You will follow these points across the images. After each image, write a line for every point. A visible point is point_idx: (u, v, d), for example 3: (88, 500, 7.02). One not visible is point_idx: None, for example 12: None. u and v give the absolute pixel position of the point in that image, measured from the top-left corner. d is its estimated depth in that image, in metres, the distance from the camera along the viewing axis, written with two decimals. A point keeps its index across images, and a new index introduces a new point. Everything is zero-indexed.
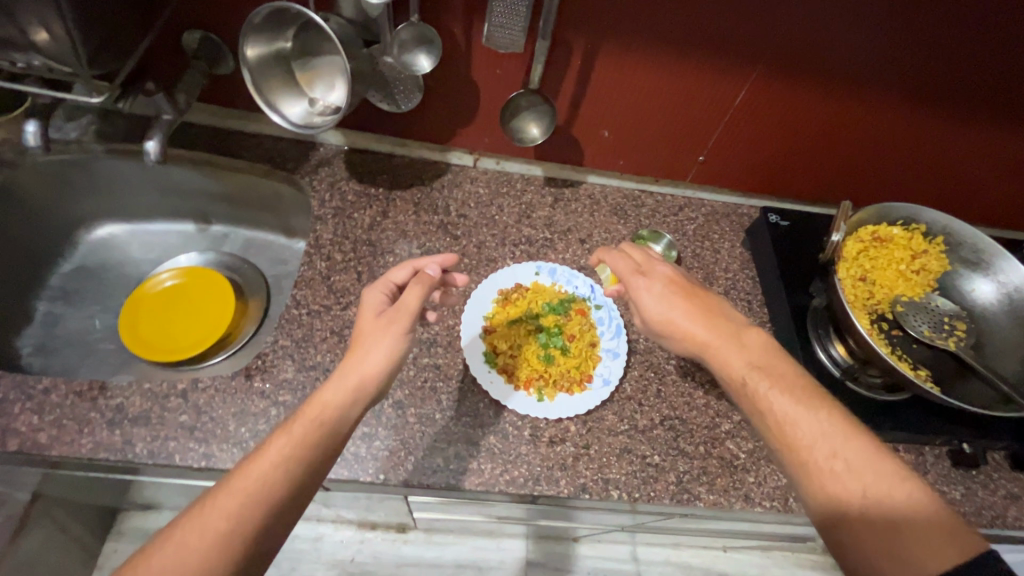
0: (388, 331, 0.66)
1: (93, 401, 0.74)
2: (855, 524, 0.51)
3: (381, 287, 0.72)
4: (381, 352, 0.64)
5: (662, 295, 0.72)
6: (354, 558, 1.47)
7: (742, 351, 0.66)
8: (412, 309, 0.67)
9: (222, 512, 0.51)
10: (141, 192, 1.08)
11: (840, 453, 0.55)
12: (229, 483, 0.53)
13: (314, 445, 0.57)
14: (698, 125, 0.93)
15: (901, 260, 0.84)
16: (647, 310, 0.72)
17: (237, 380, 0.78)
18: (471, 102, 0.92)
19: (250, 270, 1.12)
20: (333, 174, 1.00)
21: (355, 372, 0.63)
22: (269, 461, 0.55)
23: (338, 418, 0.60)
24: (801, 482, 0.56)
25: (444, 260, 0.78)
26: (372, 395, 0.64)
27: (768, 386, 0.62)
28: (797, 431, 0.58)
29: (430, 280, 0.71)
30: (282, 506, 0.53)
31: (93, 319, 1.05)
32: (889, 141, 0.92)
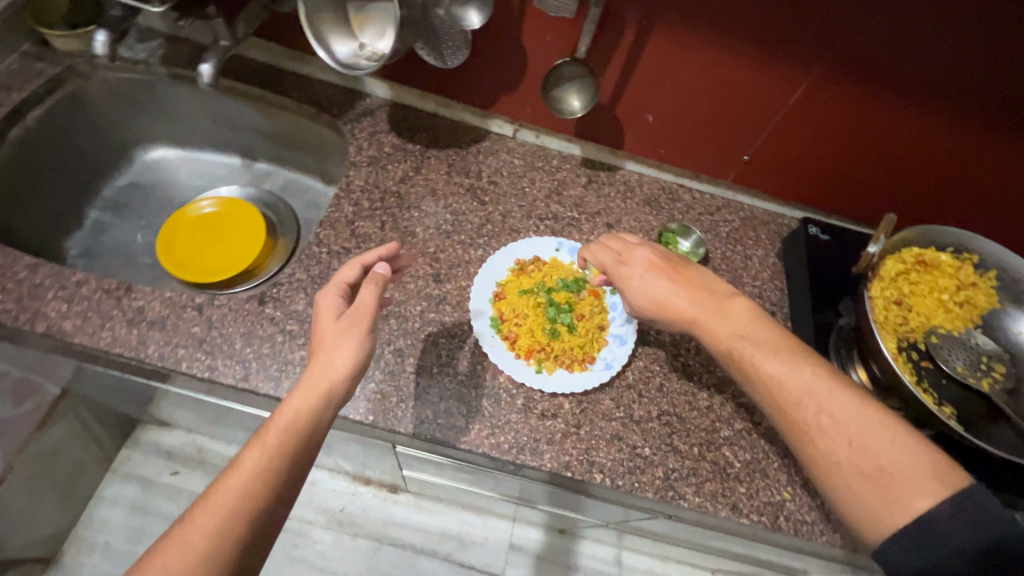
0: (350, 335, 0.65)
1: (118, 300, 0.78)
2: (845, 472, 0.55)
3: (333, 291, 0.69)
4: (347, 354, 0.64)
5: (641, 283, 0.72)
6: (343, 508, 1.50)
7: (725, 322, 0.67)
8: (370, 306, 0.66)
9: (202, 531, 0.53)
10: (196, 120, 1.13)
11: (824, 406, 0.58)
12: (207, 501, 0.55)
13: (286, 456, 0.58)
14: (747, 122, 0.90)
15: (944, 289, 0.79)
16: (634, 297, 0.72)
17: (250, 304, 0.81)
18: (519, 67, 0.91)
19: (285, 210, 1.15)
20: (375, 125, 1.02)
21: (323, 378, 0.62)
22: (246, 473, 0.56)
23: (310, 425, 0.60)
24: (791, 437, 0.60)
25: (387, 251, 0.77)
26: (343, 395, 0.63)
27: (754, 350, 0.64)
28: (784, 388, 0.60)
29: (382, 277, 0.70)
30: (263, 521, 0.55)
31: (136, 233, 1.11)
32: (954, 166, 0.86)
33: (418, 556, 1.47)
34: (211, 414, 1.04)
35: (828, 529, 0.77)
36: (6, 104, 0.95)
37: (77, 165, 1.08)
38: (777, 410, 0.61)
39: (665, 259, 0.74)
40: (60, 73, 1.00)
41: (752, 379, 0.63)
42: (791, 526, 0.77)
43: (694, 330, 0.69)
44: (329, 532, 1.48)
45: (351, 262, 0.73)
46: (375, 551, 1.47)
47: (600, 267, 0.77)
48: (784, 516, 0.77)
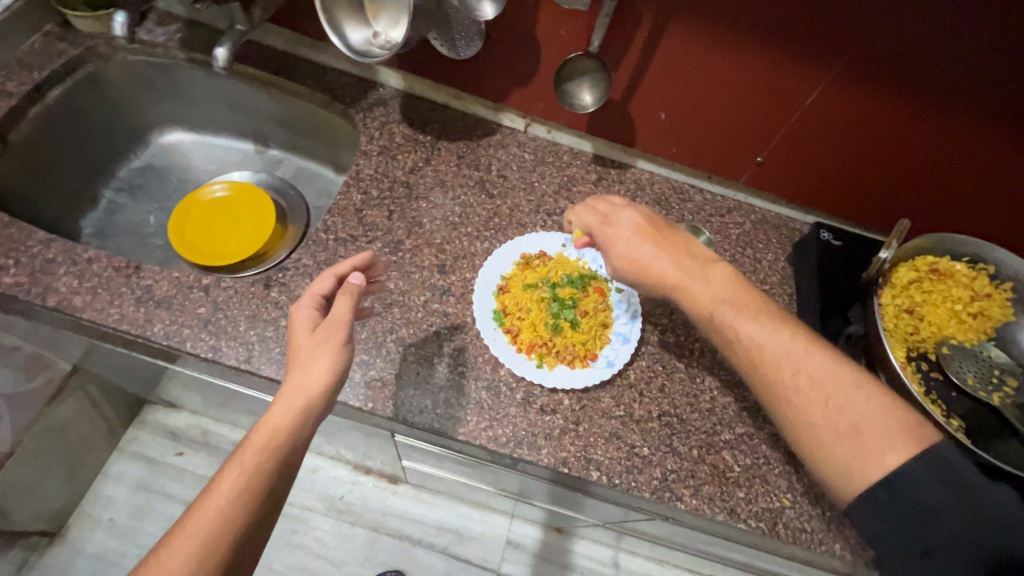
0: (327, 346, 0.65)
1: (127, 278, 0.79)
2: (822, 430, 0.56)
3: (307, 303, 0.69)
4: (325, 365, 0.64)
5: (625, 244, 0.74)
6: (343, 497, 1.51)
7: (705, 287, 0.68)
8: (344, 317, 0.67)
9: (180, 555, 0.53)
10: (212, 105, 1.14)
11: (801, 366, 0.59)
12: (185, 525, 0.55)
13: (264, 475, 0.58)
14: (759, 124, 0.89)
15: (958, 299, 0.77)
16: (618, 257, 0.74)
17: (256, 287, 0.81)
18: (532, 61, 0.91)
19: (295, 197, 1.16)
20: (387, 115, 1.02)
21: (301, 393, 0.63)
22: (224, 494, 0.57)
23: (289, 442, 0.61)
24: (768, 398, 0.60)
25: (360, 259, 0.76)
26: (323, 407, 0.64)
27: (733, 314, 0.65)
28: (763, 350, 0.61)
29: (357, 287, 0.70)
30: (242, 543, 0.56)
31: (150, 215, 1.13)
32: (972, 175, 0.84)
33: (414, 547, 1.47)
34: (215, 396, 1.05)
35: (827, 538, 0.76)
36: (28, 82, 0.97)
37: (94, 145, 1.09)
38: (756, 373, 0.61)
39: (651, 222, 0.76)
40: (80, 54, 1.01)
41: (732, 343, 0.64)
42: (789, 533, 0.76)
43: (673, 293, 0.70)
44: (328, 520, 1.49)
45: (324, 273, 0.73)
46: (373, 541, 1.47)
47: (586, 229, 0.80)
48: (783, 523, 0.76)
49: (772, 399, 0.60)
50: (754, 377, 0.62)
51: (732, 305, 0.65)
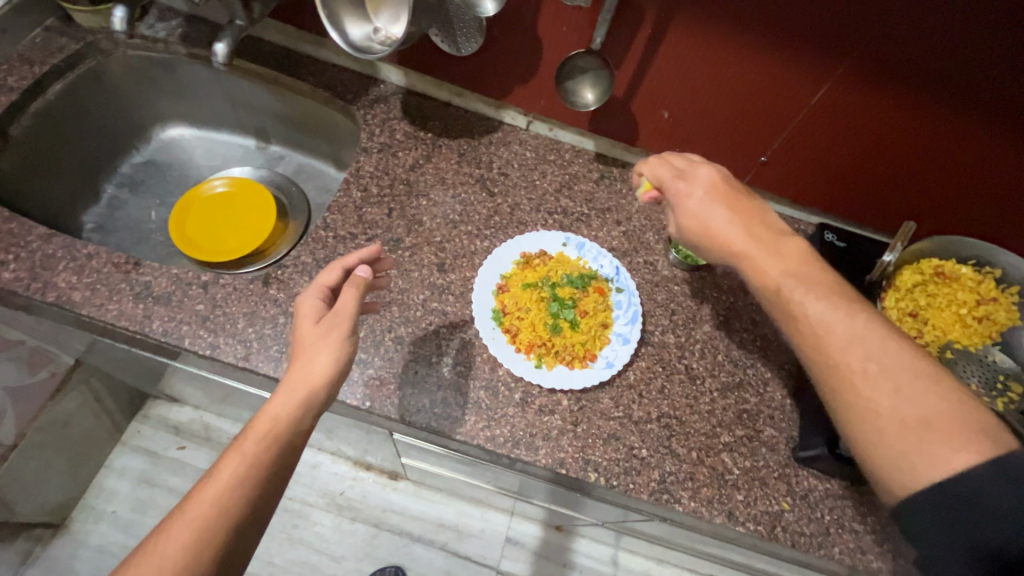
0: (331, 337, 0.65)
1: (126, 274, 0.79)
2: (885, 425, 0.50)
3: (314, 292, 0.70)
4: (328, 357, 0.64)
5: (698, 201, 0.66)
6: (344, 492, 1.52)
7: (781, 259, 0.60)
8: (350, 309, 0.67)
9: (177, 543, 0.52)
10: (214, 101, 1.14)
11: (871, 353, 0.53)
12: (183, 512, 0.55)
13: (261, 465, 0.58)
14: (763, 122, 0.87)
15: (963, 303, 0.75)
16: (686, 216, 0.66)
17: (255, 285, 0.81)
18: (534, 59, 0.90)
19: (296, 193, 1.16)
20: (388, 111, 1.01)
21: (303, 381, 0.62)
22: (223, 483, 0.56)
23: (290, 431, 0.60)
24: (825, 383, 0.54)
25: (368, 253, 0.76)
26: (324, 398, 0.64)
27: (806, 292, 0.57)
28: (832, 330, 0.54)
29: (363, 280, 0.70)
30: (240, 533, 0.55)
31: (151, 211, 1.13)
32: (980, 178, 0.82)
33: (414, 544, 1.48)
34: (216, 392, 1.06)
35: (825, 541, 0.75)
36: (29, 77, 0.96)
37: (95, 140, 1.09)
38: (815, 353, 0.55)
39: (728, 184, 0.67)
40: (81, 49, 1.01)
41: (792, 318, 0.57)
42: (788, 536, 0.75)
43: (737, 262, 0.63)
44: (328, 515, 1.49)
45: (332, 265, 0.73)
46: (373, 536, 1.48)
47: (655, 184, 0.72)
48: (781, 527, 0.76)
49: (829, 386, 0.54)
50: (814, 359, 0.55)
51: (805, 279, 0.58)
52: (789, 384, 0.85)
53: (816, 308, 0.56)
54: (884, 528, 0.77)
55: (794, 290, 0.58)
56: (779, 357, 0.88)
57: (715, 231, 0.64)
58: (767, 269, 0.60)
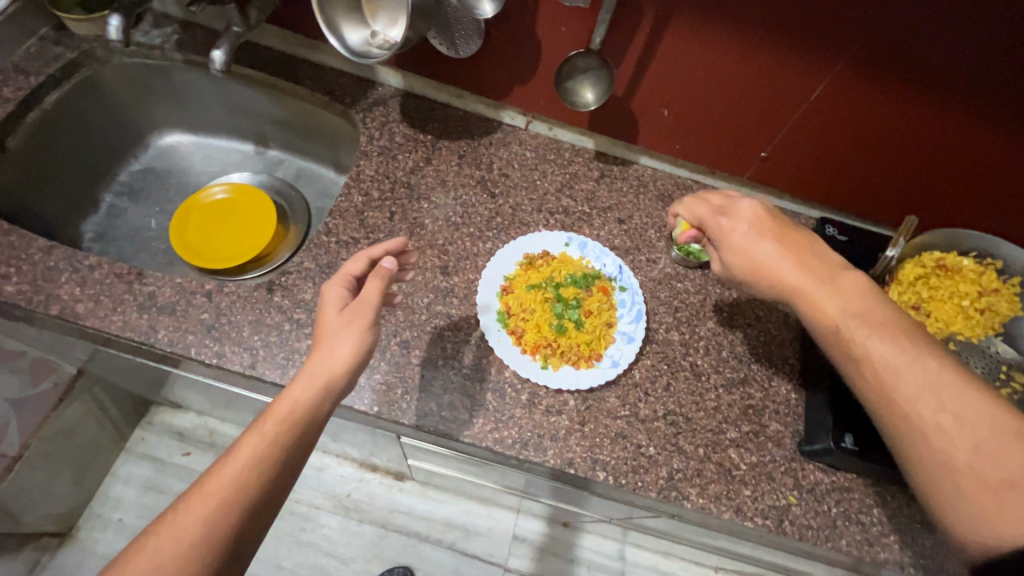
0: (352, 326, 0.66)
1: (130, 285, 0.79)
2: (963, 477, 0.51)
3: (339, 282, 0.71)
4: (348, 346, 0.65)
5: (742, 236, 0.67)
6: (350, 494, 1.52)
7: (836, 294, 0.61)
8: (373, 300, 0.68)
9: (197, 516, 0.54)
10: (211, 106, 1.14)
11: (945, 404, 0.54)
12: (203, 485, 0.56)
13: (280, 447, 0.59)
14: (764, 118, 0.88)
15: (965, 295, 0.76)
16: (733, 253, 0.67)
17: (259, 292, 0.81)
18: (533, 59, 0.90)
19: (296, 198, 1.16)
20: (386, 114, 1.01)
21: (322, 369, 0.63)
22: (242, 461, 0.58)
23: (308, 416, 0.62)
24: (894, 430, 0.56)
25: (392, 245, 0.76)
26: (342, 387, 0.64)
27: (869, 335, 0.58)
28: (902, 376, 0.56)
29: (388, 271, 0.70)
30: (257, 511, 0.57)
31: (150, 219, 1.12)
32: (980, 170, 0.83)
33: (422, 544, 1.48)
34: (222, 398, 1.06)
35: (832, 534, 0.76)
36: (24, 87, 0.96)
37: (93, 149, 1.09)
38: (884, 400, 0.56)
39: (772, 215, 0.68)
40: (76, 58, 1.00)
41: (856, 360, 0.58)
42: (795, 530, 0.76)
43: (793, 297, 0.64)
44: (335, 517, 1.50)
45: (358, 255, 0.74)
46: (380, 537, 1.48)
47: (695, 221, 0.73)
48: (789, 520, 0.76)
49: (903, 441, 0.55)
50: (885, 407, 0.56)
51: (868, 317, 0.59)
52: (794, 379, 0.86)
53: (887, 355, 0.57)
54: (889, 519, 0.78)
55: (858, 332, 0.59)
56: (782, 352, 0.88)
57: (762, 266, 0.65)
58: (824, 306, 0.61)
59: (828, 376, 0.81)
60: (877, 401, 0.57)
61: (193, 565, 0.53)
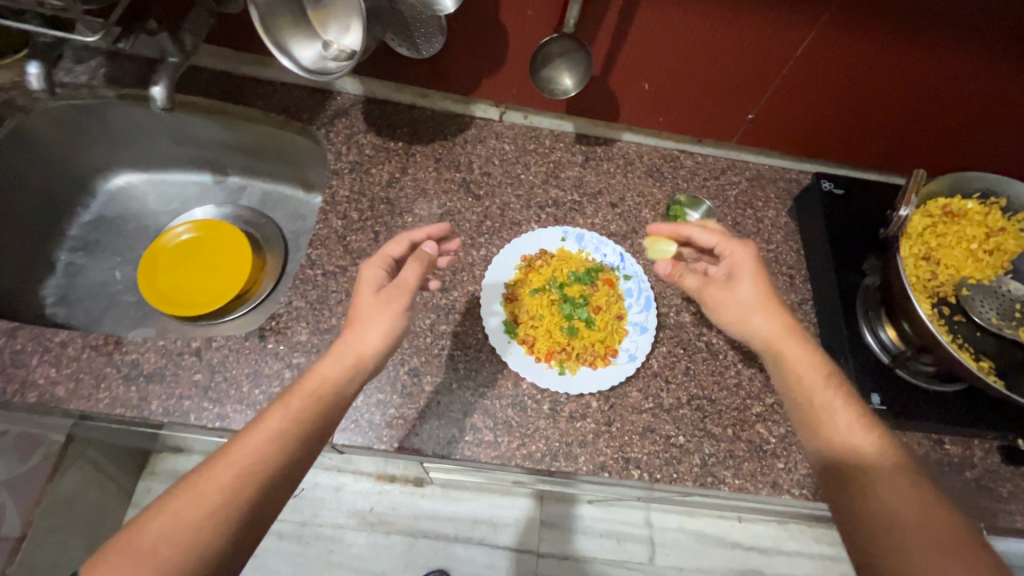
0: (389, 309, 0.66)
1: (109, 355, 0.73)
2: (889, 534, 0.52)
3: (378, 263, 0.70)
4: (380, 329, 0.65)
5: (761, 274, 0.70)
6: (373, 508, 1.49)
7: (808, 349, 0.67)
8: (411, 284, 0.67)
9: (217, 483, 0.52)
10: (158, 141, 1.05)
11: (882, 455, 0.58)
12: (225, 454, 0.54)
13: (307, 421, 0.58)
14: (749, 80, 0.84)
15: (973, 238, 0.75)
16: (749, 286, 0.69)
17: (251, 341, 0.76)
18: (499, 48, 0.84)
19: (268, 225, 1.09)
20: (351, 126, 0.95)
21: (351, 350, 0.64)
22: (267, 434, 0.56)
23: (336, 393, 0.61)
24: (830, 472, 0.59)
25: (436, 230, 0.76)
26: (370, 369, 0.65)
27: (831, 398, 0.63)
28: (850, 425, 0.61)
29: (428, 257, 0.70)
30: (277, 482, 0.54)
31: (114, 270, 1.05)
32: (969, 107, 0.81)
33: (452, 545, 1.48)
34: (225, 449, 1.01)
35: None
36: None
37: (35, 206, 0.99)
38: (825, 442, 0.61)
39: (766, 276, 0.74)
40: None
41: (810, 408, 0.63)
42: None
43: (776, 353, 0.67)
44: (361, 534, 1.48)
45: (399, 238, 0.74)
46: (411, 546, 1.48)
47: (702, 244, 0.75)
48: None
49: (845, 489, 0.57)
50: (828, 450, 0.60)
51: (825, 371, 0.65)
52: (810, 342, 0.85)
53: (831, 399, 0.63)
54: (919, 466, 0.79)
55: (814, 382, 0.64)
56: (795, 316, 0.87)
57: (763, 307, 0.68)
58: (798, 355, 0.66)
59: (843, 338, 0.80)
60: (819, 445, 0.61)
61: (211, 534, 0.50)
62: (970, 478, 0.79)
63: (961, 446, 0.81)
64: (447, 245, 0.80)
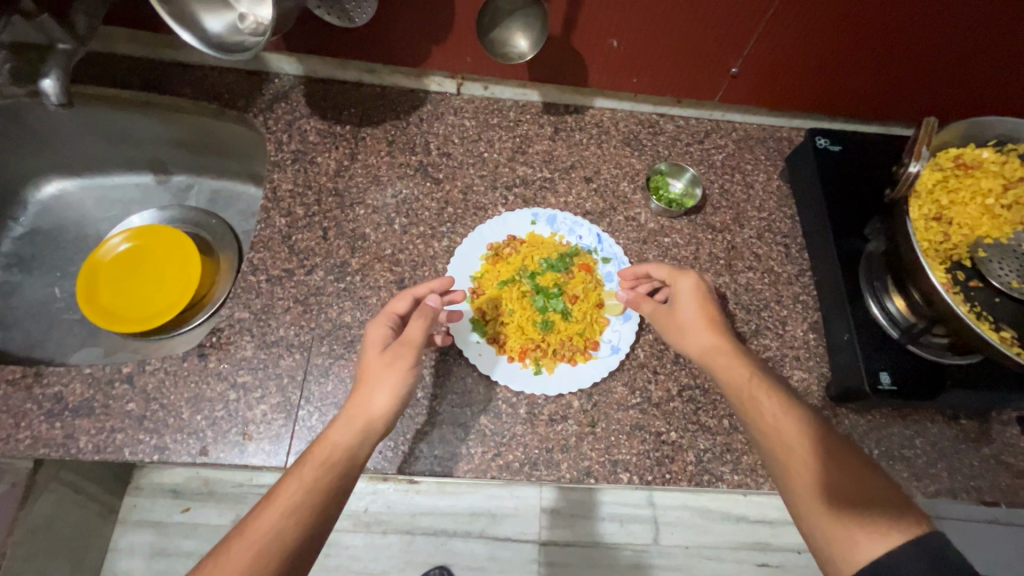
0: (396, 368, 0.60)
1: (29, 390, 0.66)
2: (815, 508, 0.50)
3: (383, 320, 0.65)
4: (389, 390, 0.59)
5: (708, 302, 0.66)
6: (368, 509, 1.25)
7: (735, 356, 0.61)
8: (419, 341, 0.61)
9: (233, 567, 0.46)
10: (88, 143, 0.94)
11: (850, 472, 0.51)
12: (242, 532, 0.48)
13: (326, 492, 0.52)
14: (733, 29, 0.74)
15: (988, 192, 0.68)
16: (690, 311, 0.66)
17: (190, 361, 0.68)
18: (445, 11, 0.74)
19: (217, 224, 0.99)
20: (292, 111, 0.85)
21: (359, 413, 0.57)
22: (281, 508, 0.50)
23: (349, 458, 0.55)
24: (799, 504, 0.52)
25: (440, 284, 0.69)
26: (381, 432, 0.59)
27: (764, 394, 0.57)
28: (815, 446, 0.53)
29: (434, 311, 0.64)
30: (300, 555, 0.48)
31: (53, 287, 0.95)
32: (977, 40, 0.71)
33: (452, 540, 1.26)
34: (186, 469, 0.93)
35: None
36: None
37: None
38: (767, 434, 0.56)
39: (710, 291, 0.68)
40: None
41: (749, 408, 0.58)
42: None
43: (708, 363, 0.63)
44: (358, 535, 1.24)
45: (403, 293, 0.68)
46: (408, 543, 1.24)
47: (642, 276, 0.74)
48: None
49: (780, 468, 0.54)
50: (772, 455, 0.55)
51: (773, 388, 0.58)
52: (808, 319, 0.78)
53: (785, 422, 0.55)
54: (933, 446, 0.73)
55: (762, 401, 0.57)
56: (791, 290, 0.80)
57: (704, 329, 0.64)
58: (727, 367, 0.61)
59: (844, 314, 0.73)
60: (783, 474, 0.54)
61: None
62: (989, 454, 0.73)
63: (977, 421, 0.74)
64: (452, 296, 0.70)
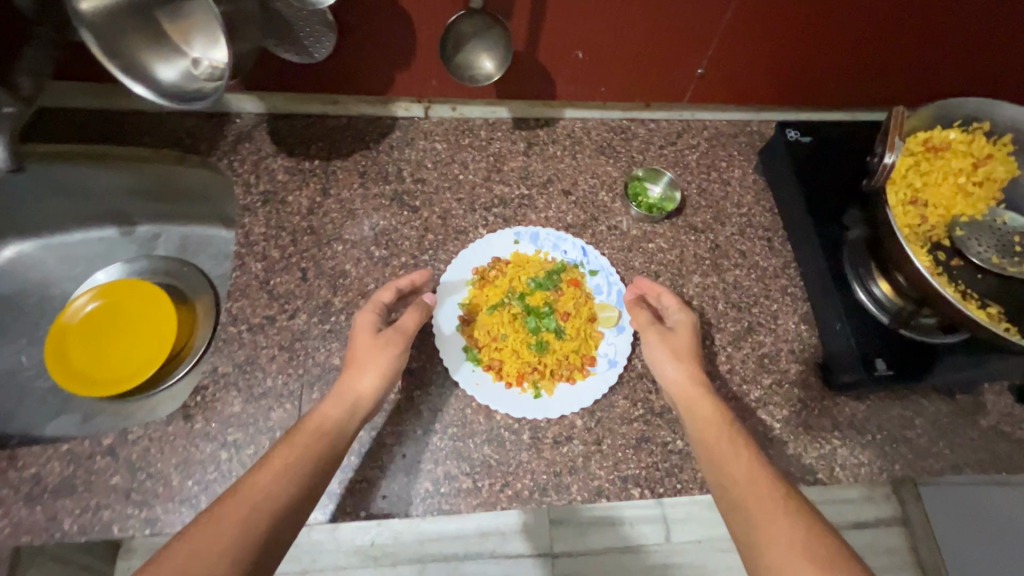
0: (386, 350, 0.63)
1: (3, 475, 0.62)
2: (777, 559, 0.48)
3: (370, 308, 0.67)
4: (377, 370, 0.62)
5: (696, 342, 0.69)
6: (374, 541, 1.22)
7: (718, 409, 0.61)
8: (410, 329, 0.65)
9: (232, 516, 0.45)
10: (42, 201, 0.89)
11: (815, 537, 0.48)
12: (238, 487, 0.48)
13: (318, 456, 0.53)
14: (693, 31, 0.74)
15: (959, 172, 0.69)
16: (677, 342, 0.67)
17: (175, 425, 0.65)
18: (405, 36, 0.73)
19: (190, 271, 0.96)
20: (258, 150, 0.83)
21: (349, 389, 0.60)
22: (275, 468, 0.51)
23: (338, 428, 0.57)
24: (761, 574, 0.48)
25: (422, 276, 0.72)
26: (368, 412, 0.60)
27: (738, 440, 0.58)
28: (784, 501, 0.52)
29: (429, 307, 0.69)
30: (295, 510, 0.49)
31: (19, 355, 0.90)
32: (929, 24, 0.73)
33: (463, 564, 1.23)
34: None
35: (884, 463, 0.71)
36: None
37: None
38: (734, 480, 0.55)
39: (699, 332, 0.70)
40: None
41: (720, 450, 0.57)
42: (848, 474, 0.70)
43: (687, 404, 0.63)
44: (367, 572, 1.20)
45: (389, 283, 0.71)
46: None
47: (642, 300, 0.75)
48: (839, 466, 0.70)
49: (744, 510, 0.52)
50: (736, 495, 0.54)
51: (749, 448, 0.58)
52: (799, 311, 0.79)
53: (758, 482, 0.54)
54: (933, 424, 0.73)
55: (737, 457, 0.56)
56: (779, 284, 0.80)
57: (688, 362, 0.66)
58: (706, 420, 0.60)
59: (834, 303, 0.73)
60: (748, 541, 0.50)
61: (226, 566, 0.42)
62: (986, 426, 0.74)
63: (971, 394, 0.76)
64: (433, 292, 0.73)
